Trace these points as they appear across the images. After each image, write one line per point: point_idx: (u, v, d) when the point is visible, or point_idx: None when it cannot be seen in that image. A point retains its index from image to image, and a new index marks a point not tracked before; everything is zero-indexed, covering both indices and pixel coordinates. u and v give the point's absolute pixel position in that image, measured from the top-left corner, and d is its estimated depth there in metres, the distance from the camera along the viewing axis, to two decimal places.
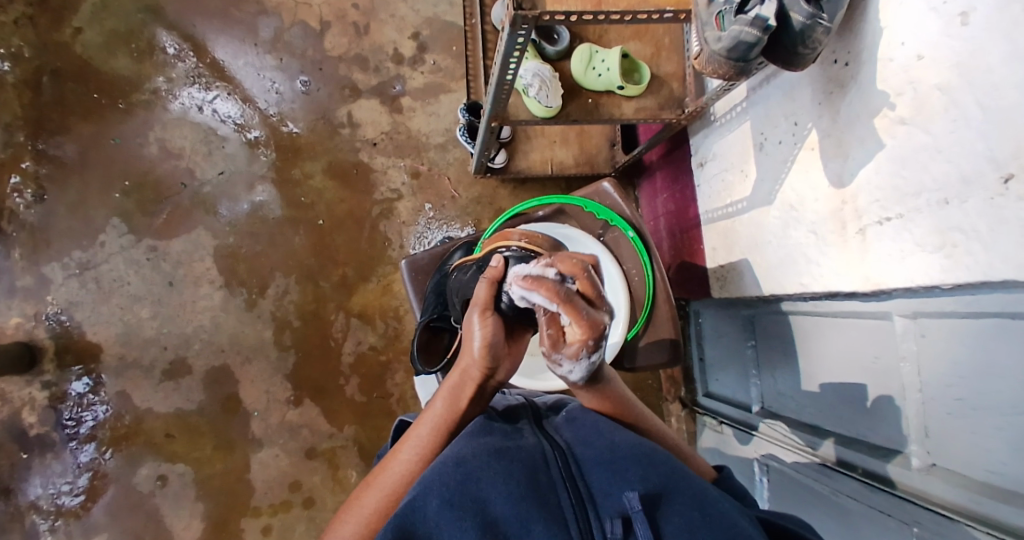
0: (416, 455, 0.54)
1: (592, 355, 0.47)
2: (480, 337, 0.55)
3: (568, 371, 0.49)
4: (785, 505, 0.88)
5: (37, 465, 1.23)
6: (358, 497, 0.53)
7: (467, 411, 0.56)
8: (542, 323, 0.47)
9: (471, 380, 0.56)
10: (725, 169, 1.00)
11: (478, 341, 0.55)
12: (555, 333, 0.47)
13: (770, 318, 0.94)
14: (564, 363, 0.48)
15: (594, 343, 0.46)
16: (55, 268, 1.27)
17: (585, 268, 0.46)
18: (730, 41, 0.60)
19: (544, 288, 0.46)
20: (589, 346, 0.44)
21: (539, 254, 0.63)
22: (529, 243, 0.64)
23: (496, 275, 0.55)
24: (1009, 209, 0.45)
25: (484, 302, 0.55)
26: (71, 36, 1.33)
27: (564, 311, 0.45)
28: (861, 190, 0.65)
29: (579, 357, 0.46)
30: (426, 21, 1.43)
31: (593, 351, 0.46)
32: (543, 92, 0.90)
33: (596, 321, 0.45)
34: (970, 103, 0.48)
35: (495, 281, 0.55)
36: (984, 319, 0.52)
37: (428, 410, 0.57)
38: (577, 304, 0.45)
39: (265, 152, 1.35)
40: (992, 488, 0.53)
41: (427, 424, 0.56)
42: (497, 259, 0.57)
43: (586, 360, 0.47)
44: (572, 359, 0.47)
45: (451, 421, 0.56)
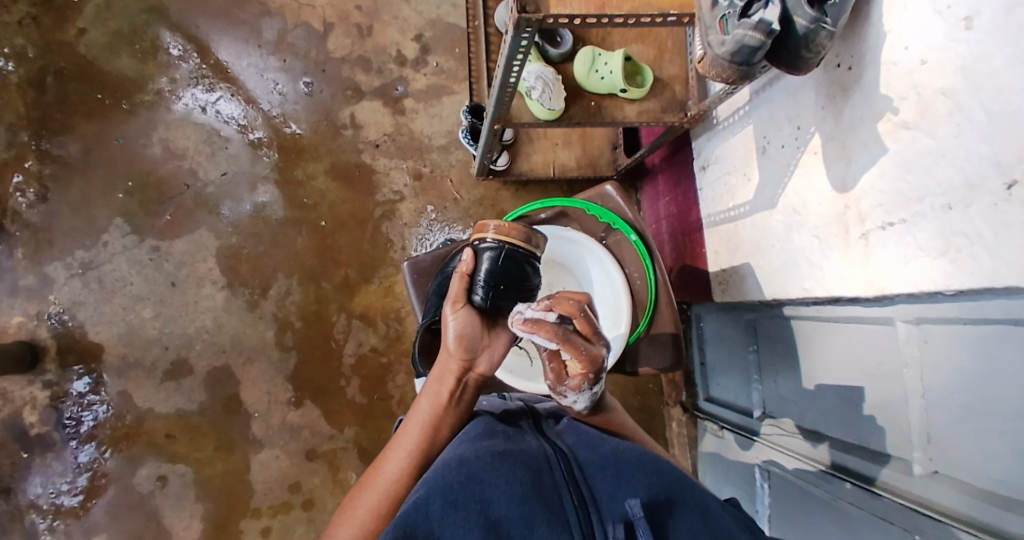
0: (409, 454, 0.56)
1: (593, 385, 0.58)
2: (454, 329, 0.64)
3: (573, 400, 0.61)
4: (785, 511, 0.88)
5: (38, 464, 1.23)
6: (352, 499, 0.53)
7: (450, 404, 0.60)
8: (547, 358, 0.59)
9: (452, 373, 0.61)
10: (728, 172, 0.99)
11: (453, 333, 0.63)
12: (559, 368, 0.59)
13: (771, 322, 0.94)
14: (569, 393, 0.59)
15: (593, 376, 0.57)
16: (57, 268, 1.27)
17: (581, 310, 0.56)
18: (733, 44, 0.60)
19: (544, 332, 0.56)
20: (589, 380, 0.56)
21: (510, 243, 0.68)
22: (501, 232, 0.68)
23: (467, 270, 0.67)
24: (1014, 214, 0.45)
25: (457, 296, 0.66)
26: (76, 36, 1.34)
27: (565, 350, 0.56)
28: (864, 194, 0.65)
29: (582, 387, 0.58)
30: (429, 23, 1.43)
31: (593, 381, 0.58)
32: (546, 94, 0.90)
33: (593, 356, 0.56)
34: (975, 108, 0.48)
35: (462, 274, 0.67)
36: (986, 325, 0.51)
37: (415, 410, 0.60)
38: (576, 345, 0.56)
39: (268, 153, 1.35)
40: (999, 494, 0.52)
41: (416, 422, 0.58)
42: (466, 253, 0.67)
43: (588, 390, 0.59)
44: (576, 390, 0.59)
45: (438, 418, 0.59)
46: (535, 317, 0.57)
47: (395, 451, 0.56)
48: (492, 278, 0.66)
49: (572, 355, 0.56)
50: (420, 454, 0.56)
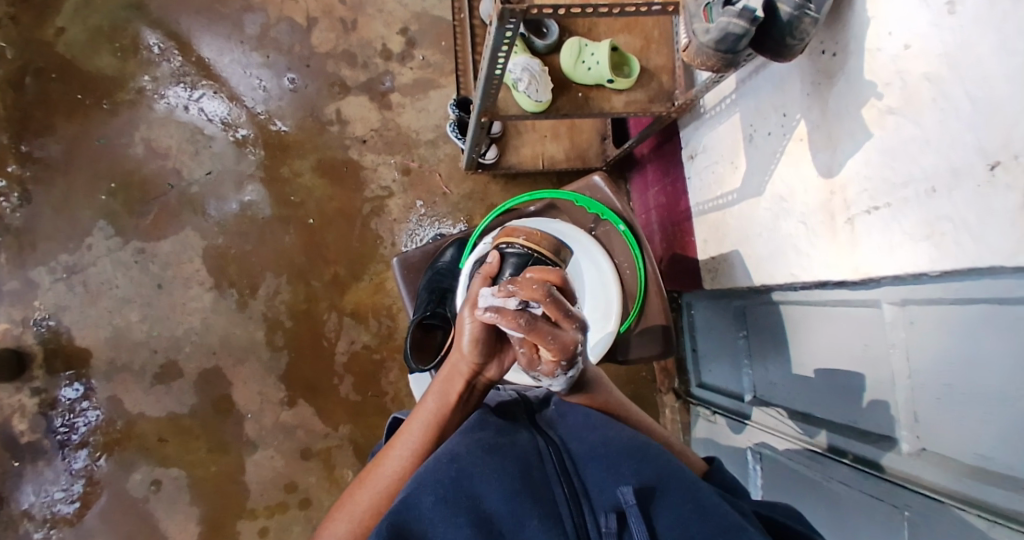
0: (412, 452, 0.55)
1: (567, 370, 0.52)
2: (469, 337, 0.55)
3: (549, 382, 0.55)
4: (776, 491, 0.89)
5: (29, 472, 1.21)
6: (352, 494, 0.53)
7: (457, 406, 0.58)
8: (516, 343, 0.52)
9: (459, 377, 0.57)
10: (715, 161, 1.00)
11: (466, 341, 0.55)
12: (531, 353, 0.52)
13: (760, 309, 0.94)
14: (544, 378, 0.54)
15: (567, 362, 0.51)
16: (42, 272, 1.25)
17: (549, 295, 0.47)
18: (718, 32, 0.60)
19: (507, 321, 0.48)
20: (562, 368, 0.50)
21: (538, 251, 0.70)
22: (531, 240, 0.71)
23: (492, 270, 0.61)
24: (998, 198, 0.45)
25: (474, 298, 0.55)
26: (54, 35, 1.31)
27: (533, 339, 0.49)
28: (850, 180, 0.65)
29: (555, 373, 0.52)
30: (414, 16, 1.42)
31: (567, 366, 0.52)
32: (533, 86, 0.90)
33: (565, 343, 0.49)
34: (958, 94, 0.49)
35: (484, 271, 0.60)
36: (971, 307, 0.52)
37: (421, 408, 0.58)
38: (543, 332, 0.48)
39: (253, 151, 1.34)
40: (981, 470, 0.53)
41: (419, 421, 0.57)
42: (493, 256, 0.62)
43: (562, 374, 0.53)
44: (550, 375, 0.53)
45: (443, 417, 0.57)
46: (497, 304, 0.49)
47: (397, 448, 0.56)
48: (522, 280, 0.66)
49: (543, 344, 0.49)
50: (423, 451, 0.55)
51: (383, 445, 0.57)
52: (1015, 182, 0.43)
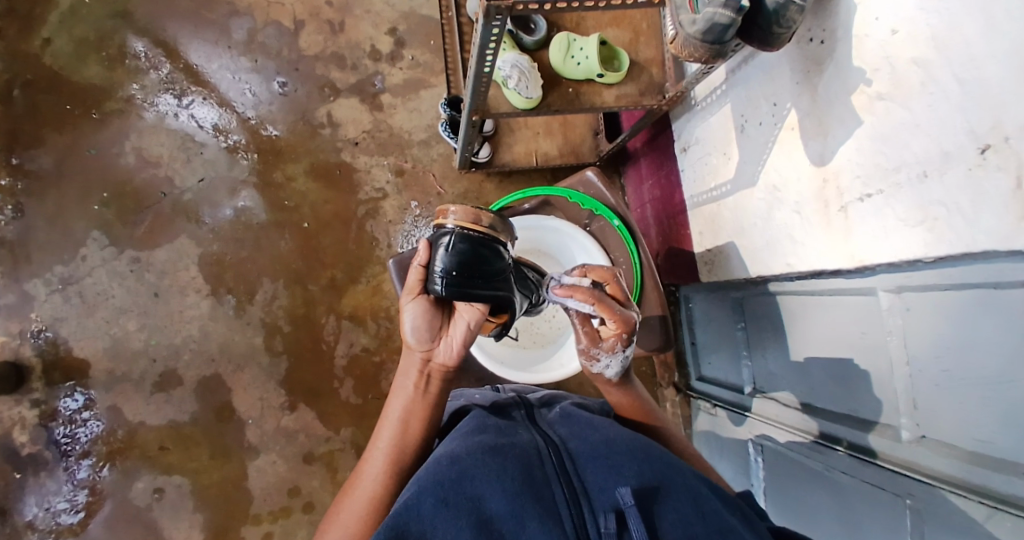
0: (385, 456, 0.58)
1: (625, 348, 0.66)
2: (411, 326, 0.65)
3: (606, 366, 0.68)
4: (779, 483, 0.89)
5: (31, 483, 1.21)
6: (336, 507, 0.55)
7: (416, 394, 0.63)
8: (580, 326, 0.68)
9: (414, 366, 0.65)
10: (708, 153, 0.99)
11: (409, 330, 0.65)
12: (593, 332, 0.68)
13: (757, 300, 0.94)
14: (604, 357, 0.67)
15: (627, 335, 0.66)
16: (37, 285, 1.25)
17: (613, 277, 0.69)
18: (705, 23, 0.59)
19: (581, 293, 0.66)
20: (624, 335, 0.65)
21: (472, 230, 0.65)
22: (466, 219, 0.65)
23: (424, 262, 0.66)
24: (990, 181, 0.45)
25: (416, 291, 0.66)
26: (40, 46, 1.30)
27: (601, 310, 0.66)
28: (843, 168, 0.65)
29: (616, 347, 0.66)
30: (402, 16, 1.41)
31: (625, 342, 0.66)
32: (523, 83, 0.89)
33: (626, 317, 0.66)
34: (947, 77, 0.48)
35: (417, 266, 0.66)
36: (965, 291, 0.52)
37: (387, 412, 0.62)
38: (609, 305, 0.66)
39: (246, 156, 1.33)
40: (982, 456, 0.53)
41: (389, 425, 0.61)
42: (422, 243, 0.66)
43: (621, 352, 0.67)
44: (611, 351, 0.66)
45: (408, 414, 0.61)
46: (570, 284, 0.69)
47: (370, 459, 0.59)
48: (454, 268, 0.63)
49: (609, 314, 0.66)
50: (395, 456, 0.58)
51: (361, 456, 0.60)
52: (1005, 163, 0.44)
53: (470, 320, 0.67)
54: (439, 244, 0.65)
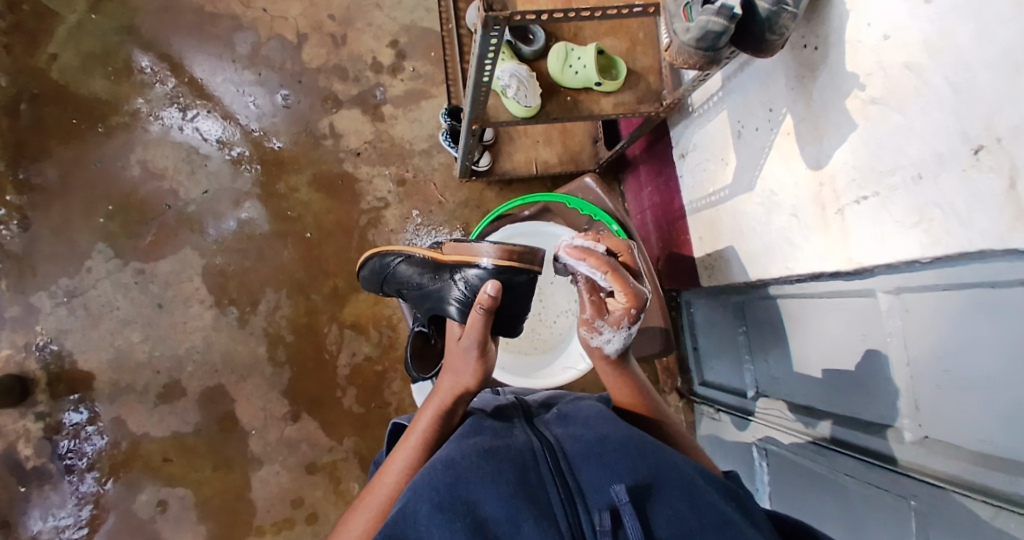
0: (405, 463, 0.58)
1: (631, 324, 0.62)
2: (473, 352, 0.64)
3: (606, 340, 0.64)
4: (784, 486, 0.89)
5: (36, 496, 1.21)
6: (346, 522, 0.56)
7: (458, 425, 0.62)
8: (585, 292, 0.64)
9: (460, 395, 0.63)
10: (706, 159, 1.00)
11: (473, 357, 0.63)
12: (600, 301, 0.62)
13: (758, 304, 0.94)
14: (606, 330, 0.63)
15: (634, 312, 0.60)
16: (42, 297, 1.26)
17: (625, 250, 0.64)
18: (698, 30, 0.60)
19: (595, 259, 0.60)
20: (634, 312, 0.59)
21: (510, 266, 0.64)
22: (500, 256, 0.64)
23: (486, 306, 0.61)
24: (982, 181, 0.46)
25: (483, 330, 0.63)
26: (47, 62, 1.32)
27: (613, 281, 0.60)
28: (839, 171, 0.65)
29: (621, 323, 0.61)
30: (403, 28, 1.43)
31: (632, 319, 0.61)
32: (521, 92, 0.91)
33: (638, 292, 0.60)
34: (939, 79, 0.49)
35: (489, 310, 0.61)
36: (963, 291, 0.52)
37: (416, 423, 0.62)
38: (623, 276, 0.60)
39: (249, 168, 1.35)
40: (985, 456, 0.53)
41: (416, 433, 0.60)
42: (491, 284, 0.61)
43: (626, 328, 0.62)
44: (614, 326, 0.62)
45: (437, 425, 0.61)
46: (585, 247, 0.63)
47: (391, 470, 0.58)
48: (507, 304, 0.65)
49: (619, 287, 0.60)
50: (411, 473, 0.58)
51: (377, 472, 0.60)
52: (997, 164, 0.44)
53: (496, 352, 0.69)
54: (481, 278, 0.65)
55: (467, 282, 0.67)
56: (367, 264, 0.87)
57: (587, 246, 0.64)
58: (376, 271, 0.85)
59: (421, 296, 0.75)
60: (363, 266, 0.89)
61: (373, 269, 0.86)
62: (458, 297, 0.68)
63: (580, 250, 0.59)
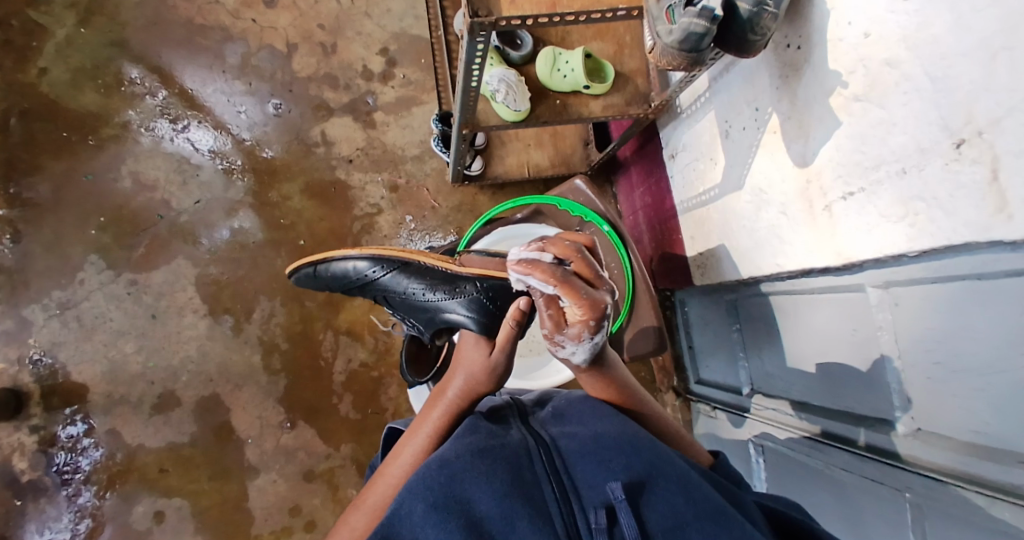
0: (412, 460, 0.58)
1: (594, 334, 0.55)
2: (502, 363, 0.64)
3: (572, 352, 0.58)
4: (781, 482, 0.90)
5: (32, 510, 1.20)
6: (347, 521, 0.57)
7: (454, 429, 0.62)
8: (543, 307, 0.56)
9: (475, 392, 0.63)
10: (696, 159, 1.01)
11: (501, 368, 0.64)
12: (558, 316, 0.55)
13: (750, 301, 0.95)
14: (568, 344, 0.57)
15: (594, 323, 0.54)
16: (35, 310, 1.25)
17: (579, 253, 0.56)
18: (680, 33, 0.61)
19: (541, 271, 0.54)
20: (592, 324, 0.52)
21: None
22: None
23: (516, 320, 0.61)
24: (965, 174, 0.47)
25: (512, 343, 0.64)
26: (37, 75, 1.32)
27: (564, 294, 0.53)
28: (824, 167, 0.66)
29: (582, 336, 0.55)
30: (392, 36, 1.44)
31: (593, 330, 0.54)
32: (510, 97, 0.91)
33: (595, 301, 0.53)
34: (919, 74, 0.50)
35: (519, 323, 0.61)
36: (950, 283, 0.53)
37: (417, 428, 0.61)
38: (575, 287, 0.52)
39: (242, 177, 1.35)
40: (978, 446, 0.54)
41: (414, 444, 0.60)
42: (523, 299, 0.60)
43: (589, 339, 0.56)
44: (576, 339, 0.56)
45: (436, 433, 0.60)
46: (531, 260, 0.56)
47: (392, 471, 0.59)
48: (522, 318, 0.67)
49: (572, 299, 0.53)
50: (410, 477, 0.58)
51: (377, 473, 0.60)
52: (979, 157, 0.45)
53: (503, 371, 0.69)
54: (500, 290, 0.66)
55: (485, 293, 0.67)
56: (335, 265, 0.81)
57: (533, 258, 0.57)
58: (348, 274, 0.80)
59: (420, 307, 0.74)
60: (325, 268, 0.83)
61: (344, 271, 0.80)
62: (471, 308, 0.67)
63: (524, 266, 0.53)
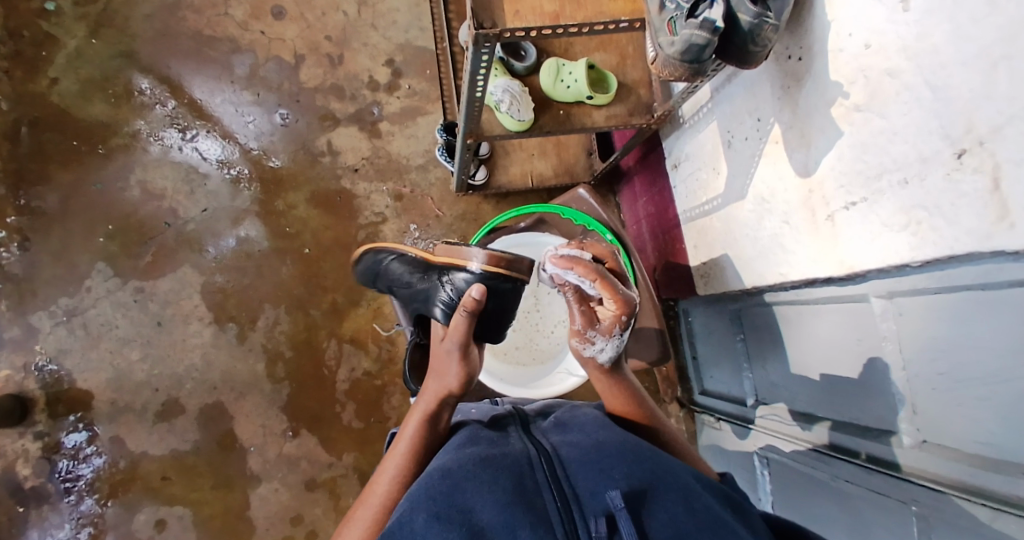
0: (396, 474, 0.59)
1: (623, 331, 0.62)
2: (457, 372, 0.66)
3: (600, 350, 0.64)
4: (787, 495, 0.88)
5: (34, 518, 1.20)
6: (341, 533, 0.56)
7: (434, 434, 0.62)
8: (575, 304, 0.64)
9: (443, 398, 0.65)
10: (698, 168, 1.01)
11: (456, 377, 0.66)
12: (591, 312, 0.63)
13: (754, 311, 0.95)
14: (598, 340, 0.63)
15: (625, 318, 0.61)
16: (42, 317, 1.26)
17: (609, 258, 0.66)
18: (682, 44, 0.62)
19: (581, 267, 0.62)
20: (625, 318, 0.60)
21: (501, 272, 0.67)
22: (490, 262, 0.67)
23: (469, 309, 0.64)
24: (967, 182, 0.47)
25: (466, 334, 0.66)
26: (48, 86, 1.34)
27: (602, 289, 0.61)
28: (826, 177, 0.66)
29: (613, 331, 0.62)
30: (398, 48, 1.46)
31: (623, 325, 0.62)
32: (514, 107, 0.92)
33: (628, 298, 0.61)
34: (919, 84, 0.51)
35: (472, 313, 0.64)
36: (955, 292, 0.53)
37: (400, 438, 0.62)
38: (611, 283, 0.61)
39: (248, 186, 1.36)
40: (987, 458, 0.53)
41: (397, 455, 0.60)
42: (476, 288, 0.64)
43: (617, 335, 0.63)
44: (606, 335, 0.63)
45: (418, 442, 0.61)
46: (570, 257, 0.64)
47: (381, 480, 0.59)
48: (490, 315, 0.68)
49: (609, 295, 0.61)
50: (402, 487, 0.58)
51: (366, 485, 0.60)
52: (981, 165, 0.45)
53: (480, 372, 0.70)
54: (467, 283, 0.68)
55: (455, 287, 0.69)
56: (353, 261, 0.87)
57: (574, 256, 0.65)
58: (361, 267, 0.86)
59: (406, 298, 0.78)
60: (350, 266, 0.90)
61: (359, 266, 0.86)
62: (444, 300, 0.70)
63: (567, 259, 0.61)
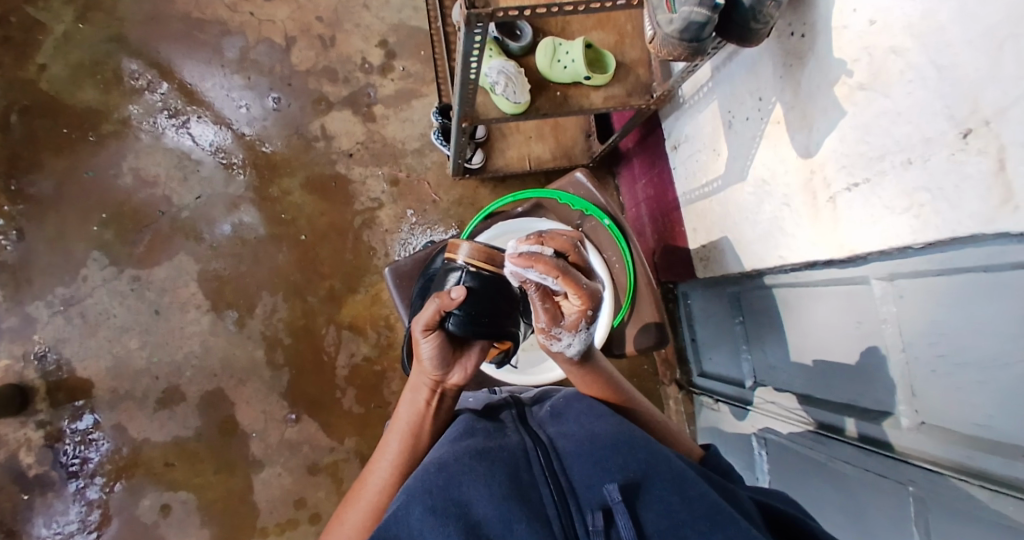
0: (390, 468, 0.58)
1: (589, 324, 0.58)
2: (427, 353, 0.60)
3: (567, 343, 0.61)
4: (784, 476, 0.89)
5: (39, 504, 1.22)
6: (339, 516, 0.57)
7: (428, 413, 0.62)
8: (538, 301, 0.56)
9: (417, 378, 0.62)
10: (699, 150, 1.00)
11: (426, 358, 0.60)
12: (554, 308, 0.57)
13: (753, 294, 0.94)
14: (565, 335, 0.59)
15: (591, 313, 0.56)
16: (39, 307, 1.26)
17: (574, 245, 0.57)
18: (681, 22, 0.60)
19: (543, 264, 0.52)
20: (590, 315, 0.55)
21: (488, 269, 0.61)
22: (478, 257, 0.61)
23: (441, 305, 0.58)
24: (971, 164, 0.46)
25: (434, 324, 0.59)
26: (36, 72, 1.32)
27: (566, 285, 0.53)
28: (828, 159, 0.65)
29: (579, 327, 0.58)
30: (392, 28, 1.43)
31: (590, 319, 0.57)
32: (510, 89, 0.90)
33: (593, 291, 0.55)
34: (924, 63, 0.49)
35: (443, 308, 0.58)
36: (957, 275, 0.52)
37: (395, 422, 0.62)
38: (576, 278, 0.53)
39: (242, 172, 1.34)
40: (984, 441, 0.53)
41: (397, 436, 0.61)
42: (457, 289, 0.58)
43: (584, 329, 0.59)
44: (573, 330, 0.58)
45: (416, 426, 0.61)
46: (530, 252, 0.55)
47: (378, 465, 0.59)
48: (475, 310, 0.60)
49: (574, 292, 0.54)
50: (400, 471, 0.59)
51: (365, 469, 0.60)
52: (986, 147, 0.44)
53: (466, 365, 0.64)
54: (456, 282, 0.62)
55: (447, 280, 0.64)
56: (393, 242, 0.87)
57: (534, 251, 0.55)
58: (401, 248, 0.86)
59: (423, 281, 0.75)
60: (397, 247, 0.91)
61: None
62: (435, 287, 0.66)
63: (525, 258, 0.52)
